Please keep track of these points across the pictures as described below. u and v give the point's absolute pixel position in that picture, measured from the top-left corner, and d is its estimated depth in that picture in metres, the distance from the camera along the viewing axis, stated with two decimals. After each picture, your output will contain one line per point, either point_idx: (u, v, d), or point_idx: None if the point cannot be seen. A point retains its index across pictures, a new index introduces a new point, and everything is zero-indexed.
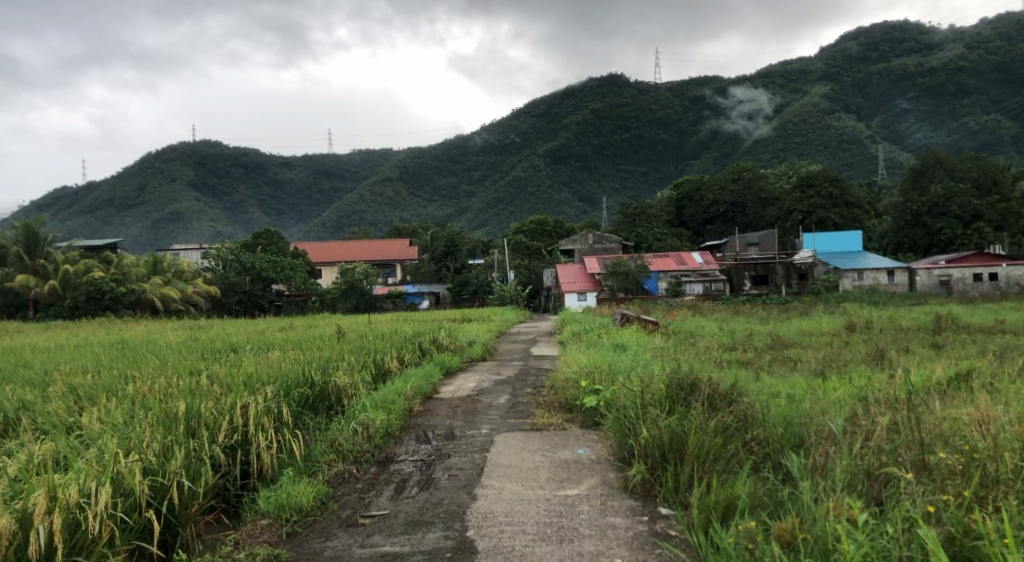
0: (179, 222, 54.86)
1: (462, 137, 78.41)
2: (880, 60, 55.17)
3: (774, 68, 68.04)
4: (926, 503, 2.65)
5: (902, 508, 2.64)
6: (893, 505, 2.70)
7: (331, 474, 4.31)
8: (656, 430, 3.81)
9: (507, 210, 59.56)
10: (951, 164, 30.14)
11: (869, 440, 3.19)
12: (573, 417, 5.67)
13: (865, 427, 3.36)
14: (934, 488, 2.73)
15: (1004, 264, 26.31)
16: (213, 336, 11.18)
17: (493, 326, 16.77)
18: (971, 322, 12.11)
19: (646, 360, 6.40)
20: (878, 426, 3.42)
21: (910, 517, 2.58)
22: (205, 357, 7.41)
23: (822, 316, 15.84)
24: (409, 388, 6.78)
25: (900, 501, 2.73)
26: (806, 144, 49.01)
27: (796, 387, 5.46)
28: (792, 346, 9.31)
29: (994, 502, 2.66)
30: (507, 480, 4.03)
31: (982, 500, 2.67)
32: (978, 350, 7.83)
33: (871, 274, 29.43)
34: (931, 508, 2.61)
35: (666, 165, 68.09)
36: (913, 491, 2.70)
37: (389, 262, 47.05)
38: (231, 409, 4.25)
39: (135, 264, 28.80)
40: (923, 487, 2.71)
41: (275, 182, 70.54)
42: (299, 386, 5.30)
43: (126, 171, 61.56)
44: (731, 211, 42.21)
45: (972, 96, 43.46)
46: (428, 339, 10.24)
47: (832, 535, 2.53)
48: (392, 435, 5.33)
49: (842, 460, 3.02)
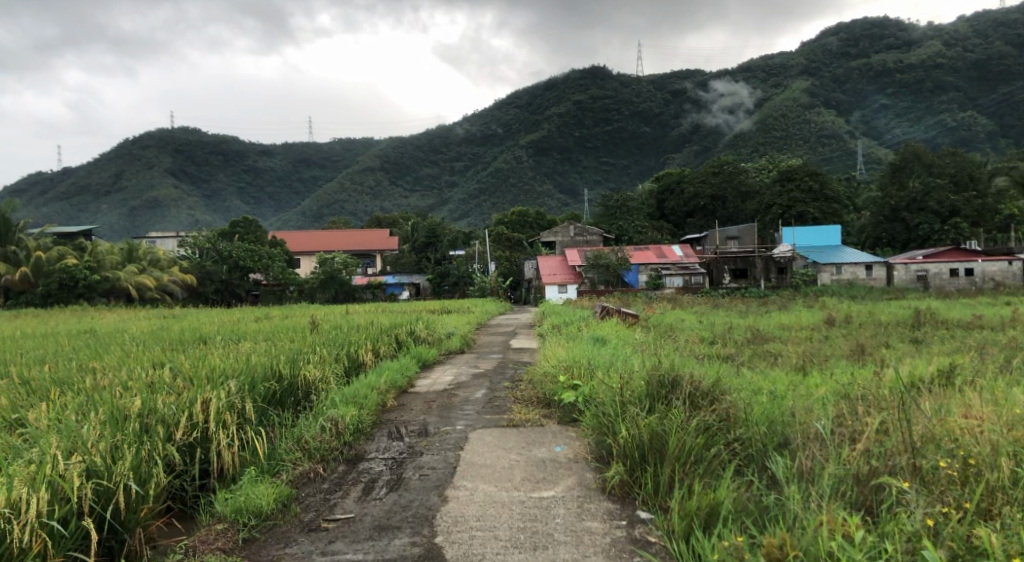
0: (156, 210, 53.83)
1: (444, 127, 77.89)
2: (860, 55, 55.64)
3: (756, 62, 68.42)
4: (924, 515, 2.52)
5: (897, 522, 2.52)
6: (888, 518, 2.57)
7: (296, 473, 4.10)
8: (635, 429, 3.67)
9: (489, 201, 59.32)
10: (929, 159, 30.43)
11: (858, 443, 3.08)
12: (550, 413, 5.52)
13: (853, 429, 3.25)
14: (929, 498, 2.61)
15: (979, 260, 26.65)
16: (185, 326, 10.91)
17: (473, 318, 16.59)
18: (949, 317, 12.18)
19: (625, 354, 6.26)
20: (865, 427, 3.31)
21: (907, 530, 2.45)
22: (173, 347, 7.14)
23: (801, 310, 15.88)
24: (384, 381, 6.58)
25: (896, 513, 2.60)
26: (786, 138, 49.35)
27: (778, 384, 5.35)
28: (771, 340, 9.25)
29: (989, 514, 2.55)
30: (480, 480, 3.87)
31: (978, 512, 2.56)
32: (958, 345, 7.85)
33: (850, 268, 29.67)
34: (928, 519, 2.47)
35: (648, 158, 68.21)
36: (912, 503, 2.57)
37: (369, 253, 46.58)
38: (192, 403, 4.03)
39: (110, 252, 28.21)
40: (920, 499, 2.58)
41: (255, 170, 69.54)
42: (266, 379, 5.07)
43: (101, 157, 60.34)
44: (711, 205, 42.24)
45: (949, 93, 44.20)
46: (405, 331, 10.04)
47: (824, 550, 2.39)
48: (363, 431, 5.13)
49: (830, 466, 2.90)
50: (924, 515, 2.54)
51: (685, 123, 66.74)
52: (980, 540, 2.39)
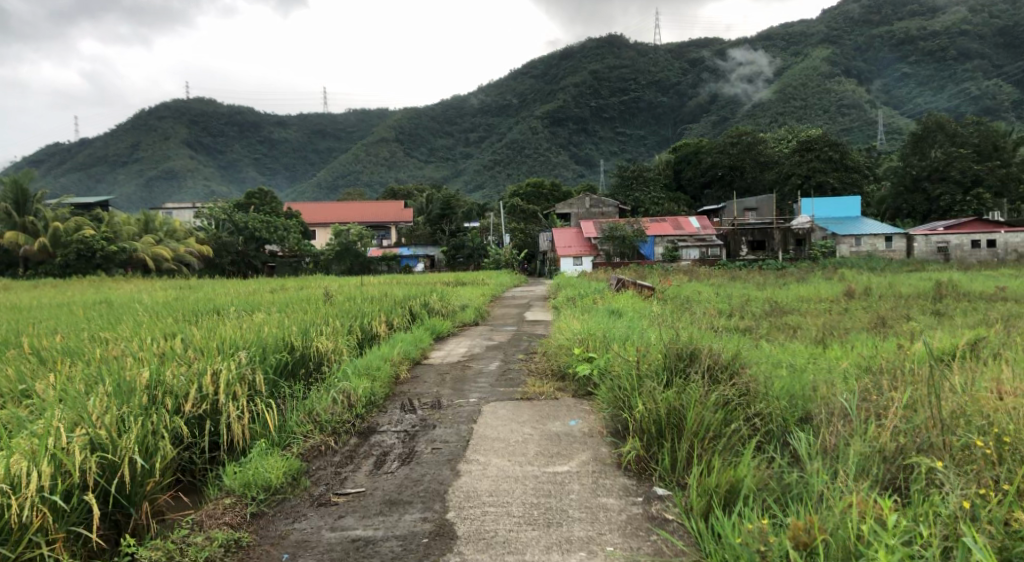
0: (173, 181, 54.16)
1: (458, 98, 77.22)
2: (883, 22, 54.14)
3: (776, 30, 66.88)
4: (960, 498, 2.41)
5: (933, 506, 2.40)
6: (921, 502, 2.45)
7: (307, 446, 4.05)
8: (651, 405, 3.58)
9: (503, 172, 58.93)
10: (952, 129, 29.54)
11: (886, 420, 2.95)
12: (565, 386, 5.44)
13: (881, 406, 3.12)
14: (964, 479, 2.49)
15: (1002, 231, 26.07)
16: (202, 297, 10.96)
17: (487, 289, 16.58)
18: (970, 289, 11.94)
19: (641, 326, 6.17)
20: (894, 403, 3.19)
21: (942, 514, 2.35)
22: (187, 318, 7.14)
23: (820, 281, 15.76)
24: (396, 353, 6.54)
25: (930, 497, 2.48)
26: (805, 108, 48.38)
27: (799, 357, 5.21)
28: (790, 313, 9.12)
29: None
30: (493, 454, 3.80)
31: (1016, 493, 2.44)
32: (981, 318, 7.68)
33: (869, 240, 29.16)
34: (963, 504, 2.36)
35: (664, 129, 67.24)
36: (948, 486, 2.46)
37: (383, 224, 46.61)
38: (202, 376, 3.97)
39: (127, 222, 28.41)
40: (955, 481, 2.48)
41: (270, 141, 69.54)
42: (278, 351, 5.03)
43: (118, 128, 60.67)
44: (729, 175, 41.85)
45: (974, 60, 42.95)
46: (419, 303, 9.98)
47: (853, 533, 2.29)
48: (376, 403, 5.09)
49: (857, 445, 2.79)
50: (963, 500, 2.43)
51: (702, 93, 65.58)
52: (1022, 526, 2.26)
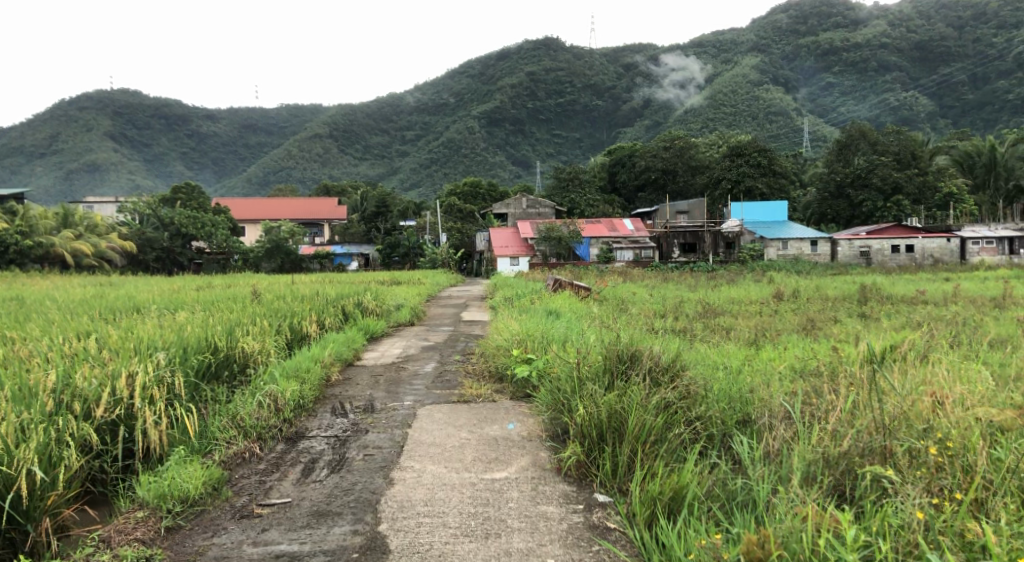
0: (93, 174, 51.24)
1: (395, 95, 76.14)
2: (808, 33, 56.62)
3: (708, 37, 69.05)
4: (910, 507, 2.42)
5: (882, 515, 2.41)
6: (871, 511, 2.45)
7: (229, 454, 3.77)
8: (595, 407, 3.50)
9: (441, 171, 58.42)
10: (874, 137, 31.65)
11: (827, 424, 2.97)
12: (503, 389, 5.31)
13: (822, 409, 3.14)
14: (907, 488, 2.51)
15: (919, 237, 27.68)
16: (119, 295, 10.28)
17: (423, 289, 16.27)
18: (892, 291, 12.53)
19: (580, 327, 6.12)
20: (835, 406, 3.22)
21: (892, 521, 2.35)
22: (101, 316, 6.63)
23: (750, 283, 16.14)
24: (328, 354, 6.26)
25: (878, 507, 2.49)
26: (736, 115, 50.06)
27: (734, 359, 5.27)
28: (723, 314, 9.28)
29: (970, 502, 2.45)
30: (429, 461, 3.63)
31: (957, 501, 2.47)
32: (904, 320, 8.04)
33: (795, 244, 30.30)
34: (914, 512, 2.37)
35: (600, 131, 68.30)
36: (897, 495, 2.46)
37: (317, 222, 45.39)
38: (113, 378, 3.63)
39: (43, 216, 26.56)
40: (902, 490, 2.49)
41: (198, 135, 66.72)
42: (199, 352, 4.68)
43: (33, 117, 56.96)
44: (662, 179, 42.88)
45: (892, 73, 45.50)
46: (352, 302, 9.64)
47: (807, 544, 2.26)
48: (305, 407, 4.82)
49: (802, 449, 2.79)
50: (905, 505, 2.48)
51: (637, 97, 66.99)
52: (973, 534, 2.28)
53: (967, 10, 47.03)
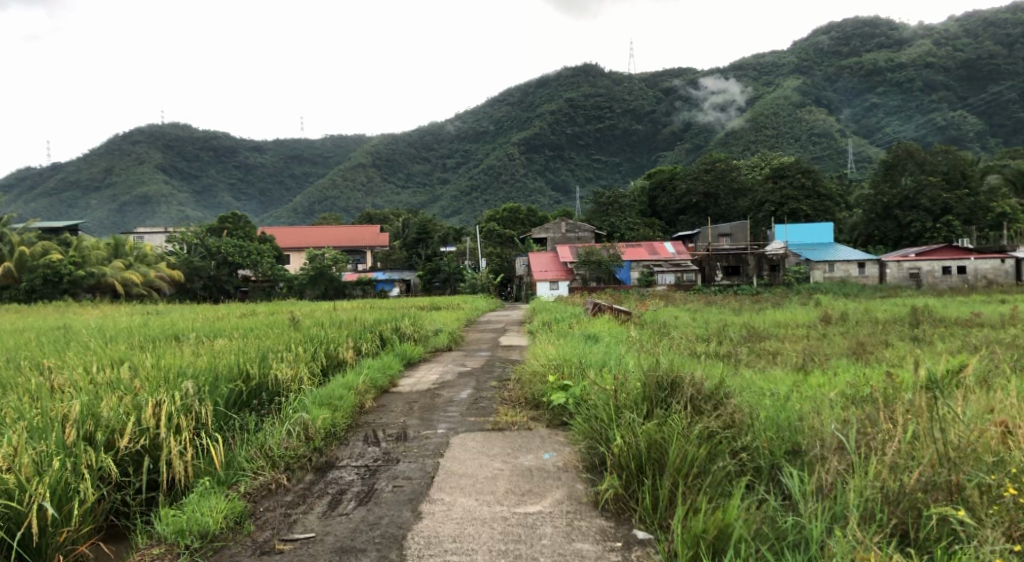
0: (147, 206, 53.25)
1: (435, 124, 77.42)
2: (851, 54, 55.67)
3: (748, 60, 68.59)
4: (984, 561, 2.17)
5: None
6: None
7: (254, 485, 3.69)
8: (631, 437, 3.32)
9: (480, 198, 58.90)
10: (922, 157, 30.48)
11: (888, 456, 2.73)
12: (539, 415, 5.14)
13: (880, 440, 2.91)
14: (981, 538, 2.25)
15: (972, 258, 26.46)
16: (163, 322, 10.46)
17: (462, 315, 16.27)
18: (947, 315, 12.01)
19: (619, 352, 5.91)
20: (893, 436, 2.95)
21: None
22: (143, 344, 6.72)
23: (795, 307, 15.62)
24: (362, 381, 6.19)
25: None
26: (778, 136, 49.32)
27: (781, 385, 5.01)
28: (767, 339, 8.94)
29: None
30: (458, 493, 3.49)
31: None
32: (962, 344, 7.64)
33: (842, 266, 29.38)
34: None
35: (639, 156, 68.13)
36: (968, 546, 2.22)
37: (359, 249, 46.14)
38: (139, 406, 3.63)
39: (96, 247, 27.49)
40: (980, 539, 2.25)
41: (246, 166, 68.80)
42: (231, 380, 4.66)
43: (92, 152, 59.75)
44: (703, 202, 42.32)
45: (940, 92, 44.32)
46: (389, 327, 9.59)
47: None
48: (337, 435, 4.74)
49: (857, 484, 2.57)
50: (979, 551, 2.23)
51: (676, 121, 66.73)
52: None
53: (1017, 27, 45.37)
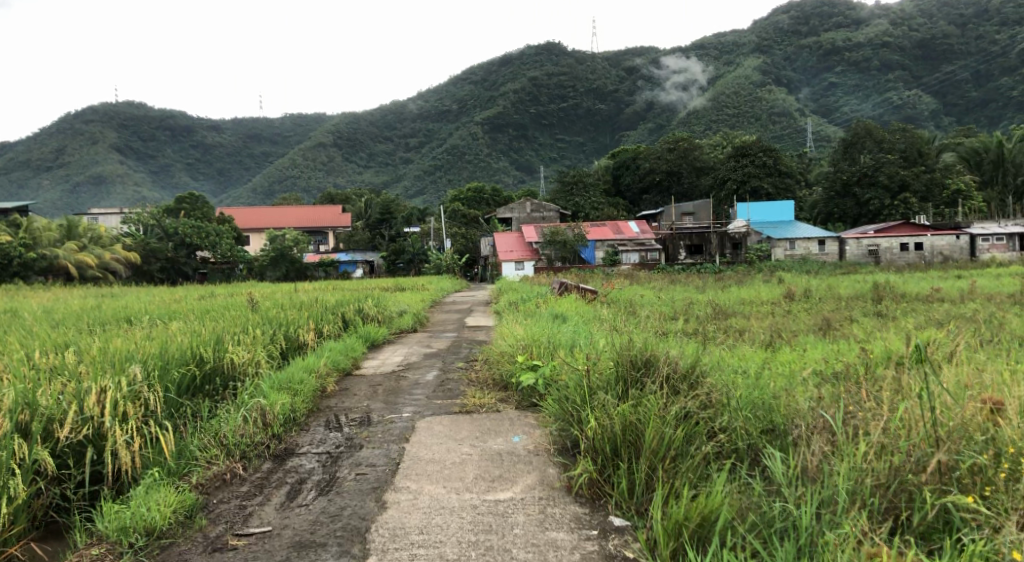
0: (100, 186, 51.31)
1: (397, 103, 76.04)
2: (810, 34, 56.32)
3: (709, 39, 68.94)
4: None
5: None
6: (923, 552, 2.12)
7: (208, 475, 3.46)
8: (607, 419, 3.19)
9: (445, 178, 58.23)
10: (880, 135, 31.03)
11: (875, 439, 2.65)
12: (508, 397, 5.00)
13: (865, 422, 2.84)
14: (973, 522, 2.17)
15: (928, 235, 27.14)
16: (115, 305, 9.98)
17: (427, 295, 16.03)
18: (906, 290, 12.25)
19: (588, 332, 5.81)
20: (876, 417, 2.88)
21: None
22: (92, 327, 6.36)
23: (759, 284, 15.79)
24: (323, 364, 5.95)
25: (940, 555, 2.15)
26: (739, 116, 49.78)
27: (752, 363, 4.96)
28: (734, 316, 8.94)
29: None
30: (425, 480, 3.32)
31: None
32: (923, 319, 7.75)
33: (803, 243, 29.87)
34: None
35: (603, 135, 68.11)
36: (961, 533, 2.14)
37: (321, 230, 45.23)
38: (80, 393, 3.34)
39: (47, 229, 26.18)
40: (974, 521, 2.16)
41: (203, 145, 66.67)
42: (183, 365, 4.38)
43: (40, 131, 57.24)
44: (667, 180, 42.54)
45: (895, 71, 45.23)
46: (353, 309, 9.34)
47: None
48: (296, 421, 4.52)
49: (844, 471, 2.49)
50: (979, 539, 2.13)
51: (639, 100, 66.83)
52: None
53: (970, 8, 46.30)
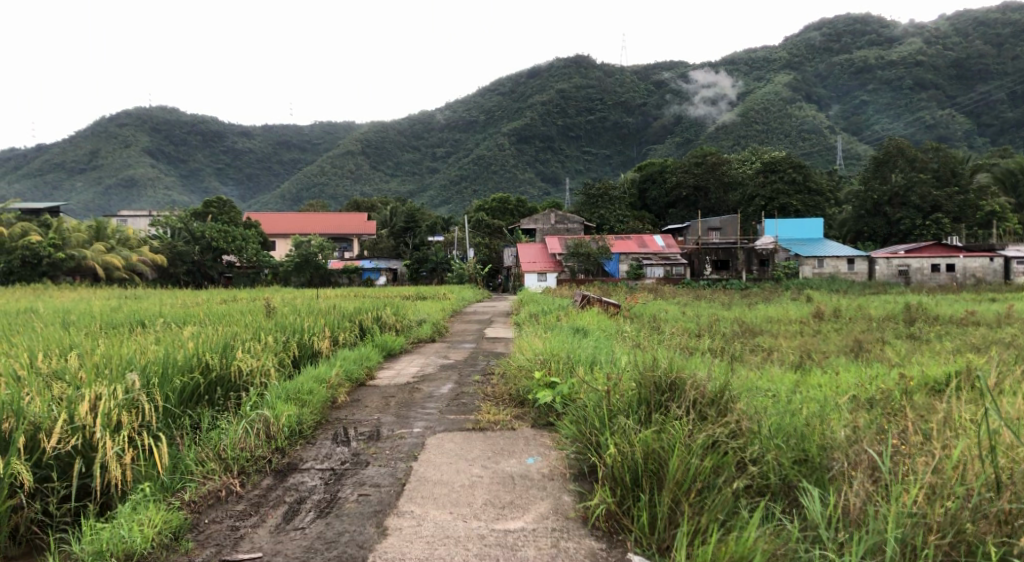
0: (132, 189, 52.29)
1: (425, 113, 76.50)
2: (842, 51, 55.51)
3: (739, 55, 68.42)
4: None
5: None
6: None
7: (201, 492, 3.31)
8: (627, 446, 2.96)
9: (470, 188, 58.31)
10: (912, 153, 30.14)
11: (923, 483, 2.37)
12: (523, 414, 4.77)
13: (916, 461, 2.56)
14: None
15: (961, 256, 26.41)
16: (135, 306, 9.95)
17: (448, 305, 15.88)
18: (940, 312, 11.79)
19: (610, 348, 5.55)
20: (931, 457, 2.59)
21: None
22: (106, 330, 6.29)
23: (786, 302, 15.39)
24: (335, 373, 5.77)
25: None
26: (768, 132, 49.13)
27: (783, 386, 4.65)
28: (760, 335, 8.61)
29: None
30: (430, 504, 3.12)
31: None
32: (961, 343, 7.38)
33: (832, 262, 29.19)
34: None
35: (630, 149, 67.66)
36: None
37: (345, 236, 45.53)
38: (71, 400, 3.24)
39: (76, 229, 26.60)
40: None
41: (233, 151, 67.61)
42: (187, 372, 4.24)
43: (76, 135, 58.73)
44: (693, 195, 42.18)
45: (929, 90, 44.36)
46: (370, 317, 9.19)
47: None
48: (303, 434, 4.34)
49: (890, 522, 2.23)
50: None
51: (667, 114, 66.39)
52: None
53: (1006, 28, 45.22)
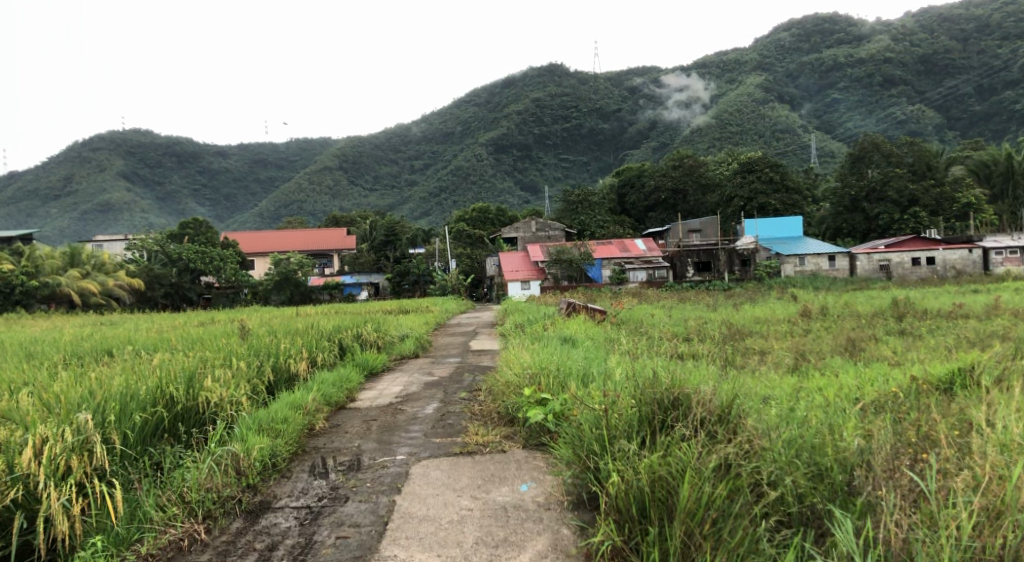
0: (107, 214, 51.22)
1: (401, 127, 76.14)
2: (812, 51, 56.13)
3: (710, 58, 69.09)
4: None
5: None
6: None
7: (161, 543, 3.00)
8: (632, 474, 2.69)
9: (450, 200, 58.01)
10: (888, 149, 30.11)
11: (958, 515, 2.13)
12: (514, 434, 4.48)
13: (962, 487, 2.30)
14: None
15: (940, 248, 26.61)
16: (103, 334, 9.49)
17: (431, 318, 15.55)
18: (926, 306, 11.71)
19: (600, 358, 5.30)
20: (973, 480, 2.33)
21: None
22: (66, 362, 5.89)
23: (771, 302, 15.22)
24: (313, 399, 5.43)
25: None
26: (742, 133, 49.51)
27: (785, 392, 4.41)
28: (751, 337, 8.36)
29: None
30: (417, 546, 2.82)
31: None
32: (954, 338, 7.23)
33: (812, 259, 29.21)
34: None
35: (606, 154, 67.91)
36: None
37: (326, 253, 44.98)
38: (11, 446, 2.92)
39: (49, 256, 25.93)
40: None
41: (209, 171, 66.70)
42: (148, 407, 3.89)
43: (48, 160, 57.55)
44: (672, 198, 42.29)
45: (898, 86, 44.86)
46: (351, 335, 8.83)
47: None
48: (277, 467, 4.02)
49: None
50: None
51: (642, 119, 66.81)
52: None
53: (970, 23, 45.92)
